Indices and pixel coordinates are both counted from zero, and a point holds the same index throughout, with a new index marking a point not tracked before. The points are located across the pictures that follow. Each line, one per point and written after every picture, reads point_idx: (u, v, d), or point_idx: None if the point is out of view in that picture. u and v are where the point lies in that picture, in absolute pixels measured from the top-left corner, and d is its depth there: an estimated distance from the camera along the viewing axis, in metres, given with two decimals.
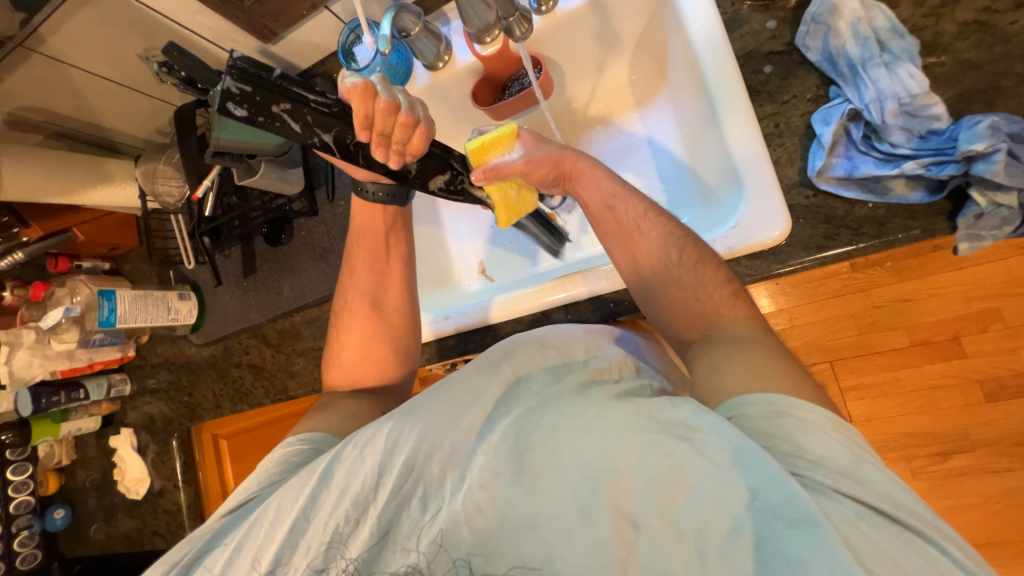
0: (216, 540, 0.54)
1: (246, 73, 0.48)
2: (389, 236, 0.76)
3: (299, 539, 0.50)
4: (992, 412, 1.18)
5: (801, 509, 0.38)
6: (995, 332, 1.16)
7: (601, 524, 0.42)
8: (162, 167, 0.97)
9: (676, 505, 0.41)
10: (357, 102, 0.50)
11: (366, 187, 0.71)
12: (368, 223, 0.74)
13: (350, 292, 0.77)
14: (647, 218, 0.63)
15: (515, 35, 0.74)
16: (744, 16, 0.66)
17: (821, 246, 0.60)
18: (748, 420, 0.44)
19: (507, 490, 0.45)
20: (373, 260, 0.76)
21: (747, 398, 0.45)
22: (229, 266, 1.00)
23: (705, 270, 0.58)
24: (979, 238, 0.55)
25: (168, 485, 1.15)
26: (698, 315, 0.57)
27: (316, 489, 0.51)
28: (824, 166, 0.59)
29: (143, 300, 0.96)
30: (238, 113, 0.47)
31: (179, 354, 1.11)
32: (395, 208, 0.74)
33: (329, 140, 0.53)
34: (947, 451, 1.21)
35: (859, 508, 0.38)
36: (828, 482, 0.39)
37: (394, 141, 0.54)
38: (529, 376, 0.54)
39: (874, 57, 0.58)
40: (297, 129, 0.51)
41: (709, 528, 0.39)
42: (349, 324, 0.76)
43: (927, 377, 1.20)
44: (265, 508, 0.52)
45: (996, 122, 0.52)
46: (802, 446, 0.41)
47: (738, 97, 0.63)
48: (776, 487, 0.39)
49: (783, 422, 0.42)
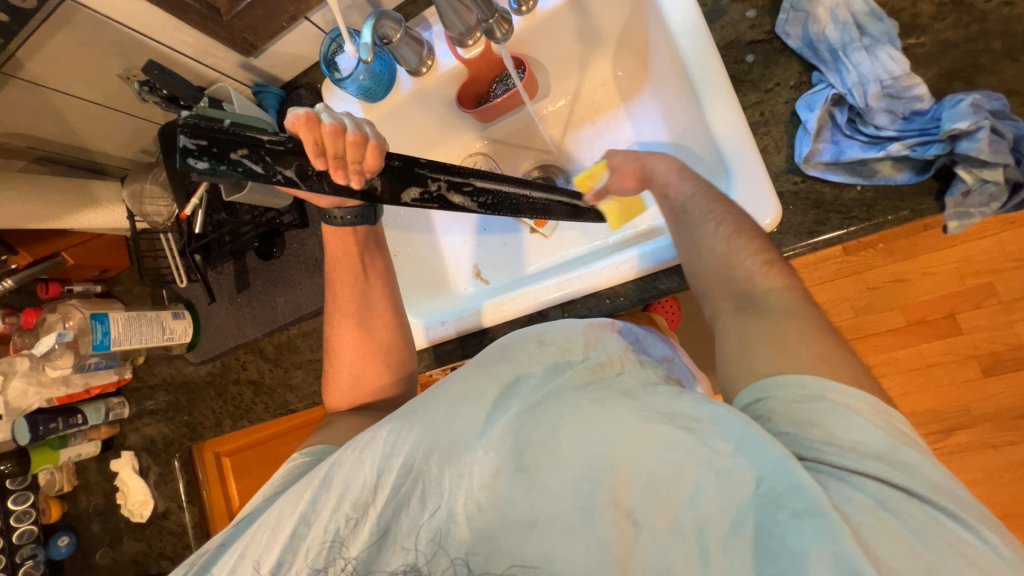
0: (218, 554, 0.53)
1: (198, 126, 0.45)
2: (364, 257, 0.77)
3: (301, 543, 0.50)
4: (989, 386, 1.21)
5: (807, 499, 0.37)
6: (989, 307, 1.19)
7: (600, 521, 0.42)
8: (148, 187, 0.95)
9: (678, 498, 0.41)
10: (302, 133, 0.50)
11: (331, 213, 0.71)
12: (341, 248, 0.75)
13: (336, 317, 0.78)
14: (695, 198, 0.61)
15: (497, 36, 0.76)
16: (723, 6, 0.66)
17: (812, 231, 0.60)
18: (776, 405, 0.44)
19: (507, 487, 0.46)
20: (352, 282, 0.77)
21: (777, 381, 0.45)
22: (222, 283, 0.99)
23: (732, 238, 0.57)
24: (968, 216, 0.55)
25: (172, 505, 1.14)
26: (721, 288, 0.56)
27: (316, 495, 0.51)
28: (811, 152, 0.59)
29: (136, 320, 0.96)
30: (199, 167, 0.45)
31: (177, 374, 1.10)
32: (365, 228, 0.75)
33: (292, 174, 0.51)
34: (949, 427, 1.22)
35: (882, 493, 0.38)
36: (853, 466, 0.39)
37: (350, 162, 0.52)
38: (528, 373, 0.53)
39: (854, 41, 0.58)
40: (260, 170, 0.48)
41: (710, 521, 0.40)
42: (341, 347, 0.77)
43: (925, 356, 1.23)
44: (267, 516, 0.52)
45: (978, 100, 0.53)
46: (833, 434, 0.41)
47: (722, 86, 0.63)
48: (779, 475, 0.38)
49: (816, 406, 0.42)
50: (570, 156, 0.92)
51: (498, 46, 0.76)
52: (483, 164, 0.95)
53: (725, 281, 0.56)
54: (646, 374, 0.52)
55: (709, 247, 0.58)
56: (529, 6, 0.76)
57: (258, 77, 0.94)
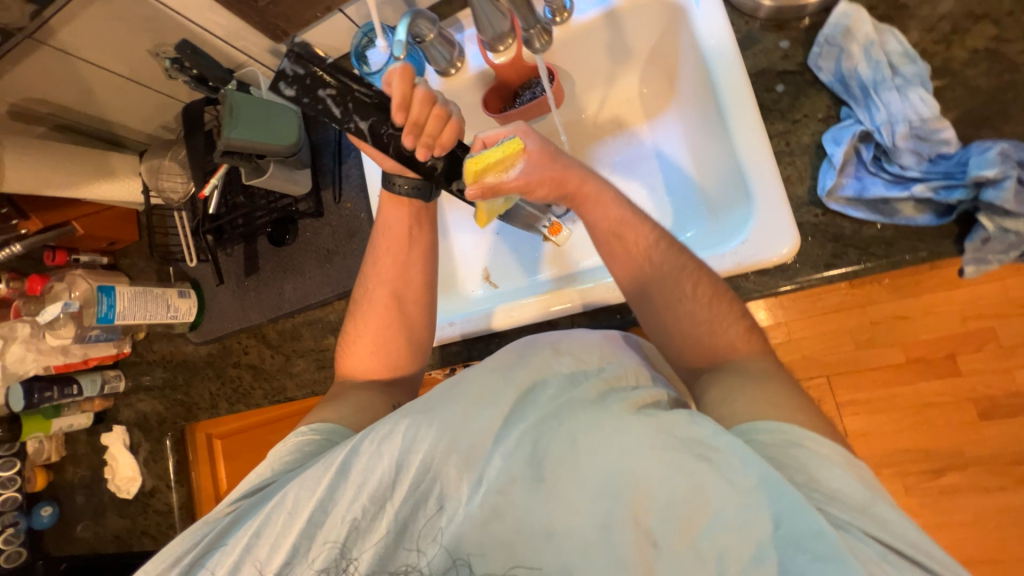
0: (233, 528, 0.54)
1: (300, 56, 0.60)
2: (412, 230, 0.75)
3: (317, 530, 0.51)
4: (985, 430, 1.21)
5: (826, 542, 0.39)
6: (989, 352, 1.20)
7: (620, 539, 0.44)
8: (166, 163, 0.96)
9: (698, 524, 0.43)
10: (397, 84, 0.59)
11: (394, 181, 0.72)
12: (391, 214, 0.74)
13: (372, 280, 0.77)
14: (658, 250, 0.64)
15: (536, 46, 0.73)
16: (756, 35, 0.67)
17: (829, 263, 0.61)
18: (764, 447, 0.47)
19: (525, 498, 0.47)
20: (394, 252, 0.76)
21: (758, 425, 0.49)
22: (231, 265, 0.99)
23: (712, 305, 0.61)
24: (985, 262, 0.55)
25: (160, 484, 1.13)
26: (692, 348, 0.62)
27: (333, 483, 0.52)
28: (835, 186, 0.60)
29: (142, 297, 0.95)
30: (286, 90, 0.59)
31: (177, 352, 1.10)
32: (420, 202, 0.74)
33: (365, 126, 0.63)
34: (941, 467, 1.23)
35: (883, 549, 0.40)
36: (849, 519, 0.42)
37: (425, 133, 0.62)
38: (546, 378, 0.54)
39: (887, 80, 0.59)
40: (337, 113, 0.61)
41: (729, 552, 0.41)
42: (369, 313, 0.76)
43: (923, 395, 1.23)
44: (281, 496, 0.52)
45: (1006, 149, 0.53)
46: (818, 479, 0.44)
47: (752, 114, 0.64)
48: (801, 519, 0.40)
49: (797, 453, 0.46)
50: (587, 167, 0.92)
51: (536, 56, 0.73)
52: None
53: (705, 344, 0.60)
54: (655, 394, 0.54)
55: (678, 316, 0.62)
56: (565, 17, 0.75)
57: None
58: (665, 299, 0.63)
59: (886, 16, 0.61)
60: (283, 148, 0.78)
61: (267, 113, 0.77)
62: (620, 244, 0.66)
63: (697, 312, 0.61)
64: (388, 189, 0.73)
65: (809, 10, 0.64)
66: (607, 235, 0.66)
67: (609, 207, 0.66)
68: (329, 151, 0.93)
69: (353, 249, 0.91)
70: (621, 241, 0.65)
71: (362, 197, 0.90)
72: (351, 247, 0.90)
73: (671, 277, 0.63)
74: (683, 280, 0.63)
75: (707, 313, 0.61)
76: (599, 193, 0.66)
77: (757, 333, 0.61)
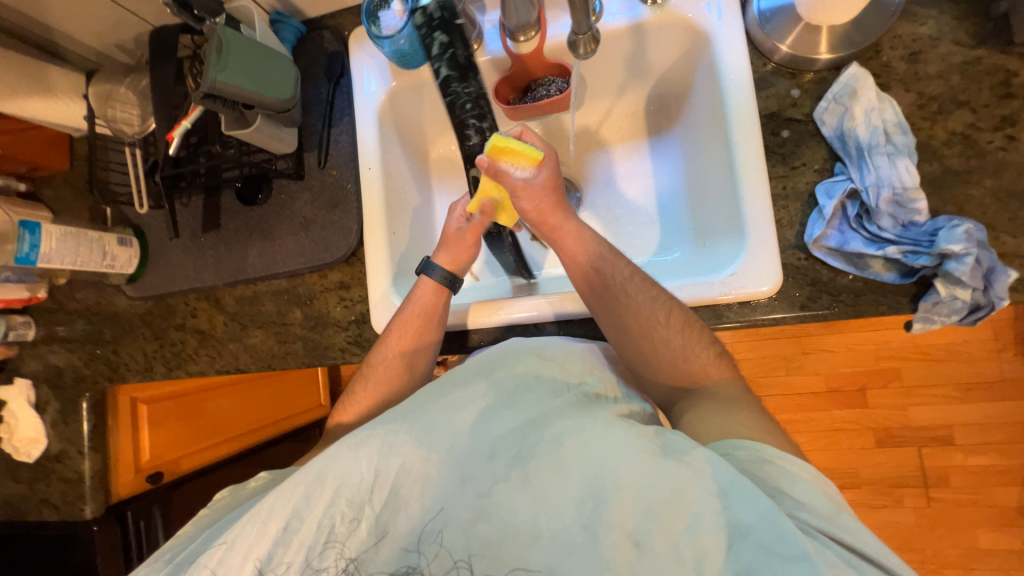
0: (206, 544, 0.53)
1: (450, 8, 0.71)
2: (436, 310, 0.75)
3: (292, 536, 0.50)
4: (879, 456, 1.38)
5: (796, 546, 0.41)
6: (893, 389, 1.37)
7: (603, 542, 0.45)
8: (121, 90, 0.85)
9: (679, 525, 0.44)
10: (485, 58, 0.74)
11: (432, 267, 0.76)
12: (421, 292, 0.75)
13: (387, 350, 0.75)
14: (632, 283, 0.67)
15: (579, 53, 0.70)
16: (770, 78, 0.71)
17: (804, 305, 0.66)
18: (737, 462, 0.51)
19: (509, 498, 0.48)
20: (419, 330, 0.74)
21: (739, 442, 0.52)
22: (187, 217, 0.89)
23: (684, 332, 0.64)
24: (931, 321, 0.62)
25: (70, 449, 0.99)
26: (671, 373, 0.65)
27: (309, 488, 0.51)
28: (820, 235, 0.65)
29: (73, 238, 0.81)
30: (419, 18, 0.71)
31: (106, 305, 0.97)
32: (447, 290, 0.76)
33: (444, 72, 0.70)
34: (840, 485, 1.39)
35: (848, 554, 0.43)
36: (820, 526, 0.44)
37: None
38: (529, 385, 0.57)
39: (880, 145, 0.63)
40: (434, 49, 0.70)
41: (708, 556, 0.43)
42: (380, 378, 0.74)
43: (835, 420, 1.40)
44: (258, 505, 0.52)
45: (971, 229, 0.58)
46: (787, 491, 0.47)
47: (756, 155, 0.67)
48: (771, 523, 0.42)
49: (766, 467, 0.49)
50: (581, 176, 0.93)
51: (578, 62, 0.70)
52: None
53: (679, 368, 0.64)
54: (631, 407, 0.59)
55: (651, 343, 0.65)
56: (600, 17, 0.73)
57: (279, 4, 0.85)
58: (639, 327, 0.65)
59: (884, 85, 0.66)
60: (275, 102, 0.73)
61: (262, 61, 0.70)
62: (596, 277, 0.69)
63: (669, 340, 0.64)
64: (429, 274, 0.76)
65: (820, 64, 0.68)
66: (585, 267, 0.70)
67: (575, 245, 0.70)
68: (319, 110, 0.86)
69: (334, 222, 0.85)
70: (599, 274, 0.69)
71: (352, 167, 0.84)
72: (332, 219, 0.84)
73: (645, 308, 0.66)
74: (655, 311, 0.65)
75: (679, 340, 0.64)
76: (577, 231, 0.71)
77: (724, 355, 0.66)
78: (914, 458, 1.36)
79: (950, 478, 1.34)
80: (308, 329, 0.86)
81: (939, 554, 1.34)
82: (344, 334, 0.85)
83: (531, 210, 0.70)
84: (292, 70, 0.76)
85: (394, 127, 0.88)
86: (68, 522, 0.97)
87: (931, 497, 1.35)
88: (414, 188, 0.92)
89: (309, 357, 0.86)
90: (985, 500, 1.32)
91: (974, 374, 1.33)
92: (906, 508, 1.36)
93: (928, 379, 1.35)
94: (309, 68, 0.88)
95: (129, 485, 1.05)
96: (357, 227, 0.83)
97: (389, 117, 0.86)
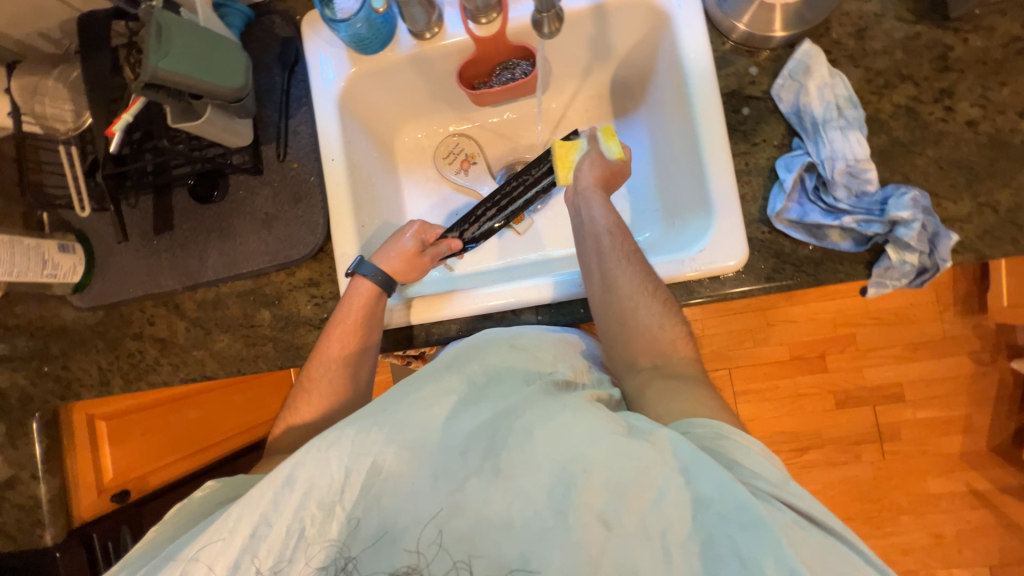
0: (169, 559, 0.51)
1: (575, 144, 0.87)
2: (376, 313, 0.75)
3: (261, 543, 0.49)
4: (840, 416, 1.47)
5: (752, 512, 0.44)
6: (850, 353, 1.46)
7: (574, 524, 0.46)
8: (49, 84, 0.79)
9: (645, 503, 0.46)
10: (483, 68, 0.83)
11: (366, 266, 0.75)
12: (359, 297, 0.75)
13: (329, 357, 0.74)
14: (630, 254, 0.69)
15: (544, 31, 0.73)
16: (729, 56, 0.73)
17: (769, 277, 0.69)
18: (696, 439, 0.53)
19: (482, 490, 0.48)
20: (361, 335, 0.74)
21: (696, 421, 0.54)
22: (136, 219, 0.83)
23: (651, 305, 0.66)
24: (883, 286, 0.65)
25: (23, 473, 0.92)
26: (645, 346, 0.66)
27: (279, 492, 0.50)
28: (782, 208, 0.67)
29: (7, 247, 0.73)
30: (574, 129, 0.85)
31: (51, 318, 0.90)
32: (380, 292, 0.75)
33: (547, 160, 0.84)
34: (805, 446, 1.47)
35: (798, 517, 0.45)
36: (770, 490, 0.47)
37: (481, 79, 0.84)
38: (499, 376, 0.58)
39: (833, 120, 0.66)
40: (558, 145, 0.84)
41: (672, 528, 0.45)
42: (323, 385, 0.73)
43: (799, 386, 1.47)
44: (224, 514, 0.50)
45: (917, 196, 0.62)
46: (743, 464, 0.49)
47: (719, 132, 0.69)
48: (730, 495, 0.45)
49: (723, 443, 0.51)
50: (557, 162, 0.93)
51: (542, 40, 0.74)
52: (466, 147, 0.93)
53: (652, 340, 0.66)
54: (597, 394, 0.61)
55: (634, 308, 0.66)
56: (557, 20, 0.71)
57: None
58: (628, 293, 0.67)
59: (835, 61, 0.69)
60: (226, 92, 0.68)
61: (207, 46, 0.65)
62: (603, 241, 0.70)
63: (650, 308, 0.66)
64: (365, 275, 0.75)
65: (775, 42, 0.70)
66: (600, 230, 0.71)
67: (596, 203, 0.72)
68: (274, 100, 0.82)
69: (298, 217, 0.81)
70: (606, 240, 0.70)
71: (315, 159, 0.81)
72: (297, 214, 0.81)
73: (632, 277, 0.67)
74: (644, 281, 0.67)
75: (659, 310, 0.66)
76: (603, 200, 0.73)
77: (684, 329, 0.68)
78: (870, 415, 1.46)
79: (901, 432, 1.44)
80: (278, 330, 0.83)
81: (894, 503, 1.44)
82: (317, 332, 0.82)
83: (588, 173, 0.75)
84: (242, 57, 0.72)
85: (355, 115, 0.85)
86: (28, 552, 0.90)
87: (886, 450, 1.45)
88: (380, 178, 0.89)
89: (281, 360, 0.83)
90: (933, 449, 1.44)
91: (920, 334, 1.43)
92: (865, 462, 1.45)
93: (880, 342, 1.45)
94: (260, 55, 0.83)
95: (92, 507, 0.99)
96: (324, 222, 0.81)
97: (349, 105, 0.83)
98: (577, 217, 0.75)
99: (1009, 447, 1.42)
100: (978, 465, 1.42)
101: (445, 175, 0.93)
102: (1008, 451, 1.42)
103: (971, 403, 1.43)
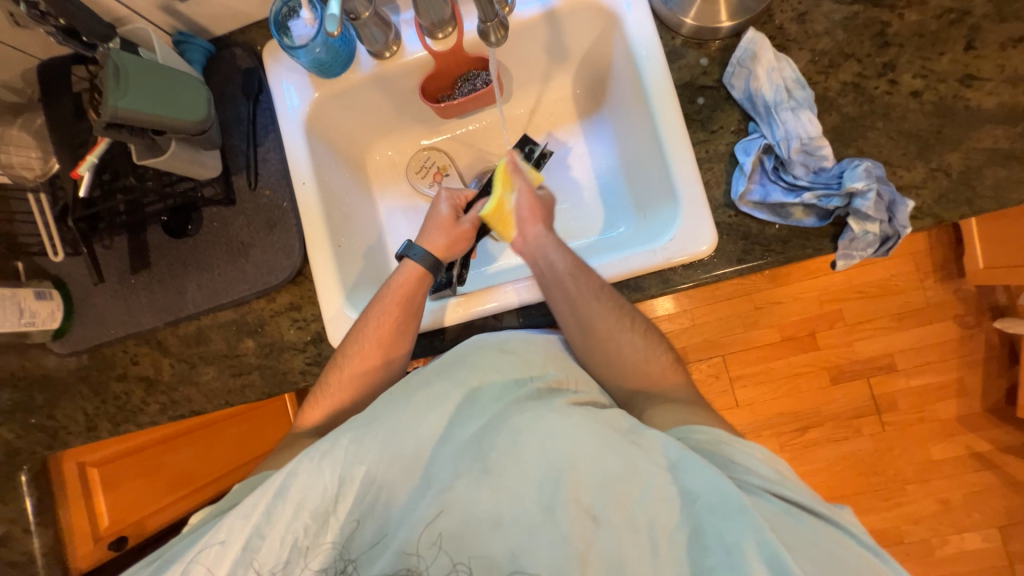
0: (165, 568, 0.51)
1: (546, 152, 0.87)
2: (415, 299, 0.74)
3: (253, 556, 0.50)
4: (836, 392, 1.48)
5: (737, 503, 0.45)
6: (839, 328, 1.48)
7: (562, 519, 0.46)
8: (12, 133, 0.81)
9: (632, 496, 0.47)
10: (444, 82, 0.85)
11: (414, 250, 0.76)
12: (410, 286, 0.74)
13: (367, 340, 0.72)
14: (603, 293, 0.68)
15: (491, 40, 0.69)
16: (680, 50, 0.75)
17: (740, 258, 0.70)
18: (695, 443, 0.54)
19: (469, 491, 0.48)
20: (399, 321, 0.73)
21: (695, 426, 0.56)
22: (112, 260, 0.83)
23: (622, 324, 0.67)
24: (852, 257, 0.66)
25: (14, 529, 0.91)
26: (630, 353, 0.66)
27: (270, 505, 0.51)
28: (745, 190, 0.69)
29: None
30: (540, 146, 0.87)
31: (33, 367, 0.89)
32: (426, 277, 0.75)
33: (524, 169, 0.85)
34: (804, 425, 1.48)
35: (789, 507, 0.47)
36: (762, 485, 0.49)
37: (441, 92, 0.86)
38: (490, 380, 0.57)
39: (784, 102, 0.68)
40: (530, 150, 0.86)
41: (659, 520, 0.46)
42: (357, 370, 0.72)
43: (792, 366, 1.49)
44: (217, 525, 0.51)
45: (870, 167, 0.64)
46: (739, 463, 0.51)
47: (676, 123, 0.71)
48: (718, 488, 0.46)
49: (722, 446, 0.53)
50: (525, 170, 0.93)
51: (491, 50, 0.69)
52: (437, 160, 0.94)
53: (635, 362, 0.67)
54: (592, 396, 0.59)
55: (616, 343, 0.67)
56: (501, 33, 0.69)
57: (183, 25, 0.82)
58: (605, 331, 0.67)
59: (781, 47, 0.72)
60: (188, 125, 0.69)
61: (165, 84, 0.67)
62: (568, 286, 0.68)
63: (634, 343, 0.67)
64: (413, 257, 0.75)
65: (723, 33, 0.72)
66: (563, 275, 0.69)
67: (557, 254, 0.71)
68: (241, 130, 0.83)
69: (273, 242, 0.81)
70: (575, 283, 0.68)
71: (286, 185, 0.82)
72: (272, 240, 0.81)
73: (601, 316, 0.66)
74: (621, 317, 0.67)
75: (642, 342, 0.67)
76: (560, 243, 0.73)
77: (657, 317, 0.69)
78: (865, 388, 1.47)
79: (897, 401, 1.46)
80: (264, 357, 0.83)
81: (899, 473, 1.45)
82: (302, 356, 0.82)
83: (526, 207, 0.76)
84: (203, 91, 0.73)
85: (324, 139, 0.86)
86: None
87: (885, 421, 1.46)
88: (354, 198, 0.90)
89: (268, 386, 0.83)
90: (930, 416, 1.45)
91: (904, 303, 1.46)
92: (865, 435, 1.46)
93: (866, 315, 1.47)
94: (224, 88, 0.84)
95: (88, 556, 0.98)
96: (300, 245, 0.81)
97: (316, 129, 0.84)
98: (534, 266, 0.73)
99: (1001, 406, 1.44)
100: (975, 427, 1.44)
101: (419, 190, 0.94)
102: (1001, 410, 1.44)
103: (961, 367, 1.45)
